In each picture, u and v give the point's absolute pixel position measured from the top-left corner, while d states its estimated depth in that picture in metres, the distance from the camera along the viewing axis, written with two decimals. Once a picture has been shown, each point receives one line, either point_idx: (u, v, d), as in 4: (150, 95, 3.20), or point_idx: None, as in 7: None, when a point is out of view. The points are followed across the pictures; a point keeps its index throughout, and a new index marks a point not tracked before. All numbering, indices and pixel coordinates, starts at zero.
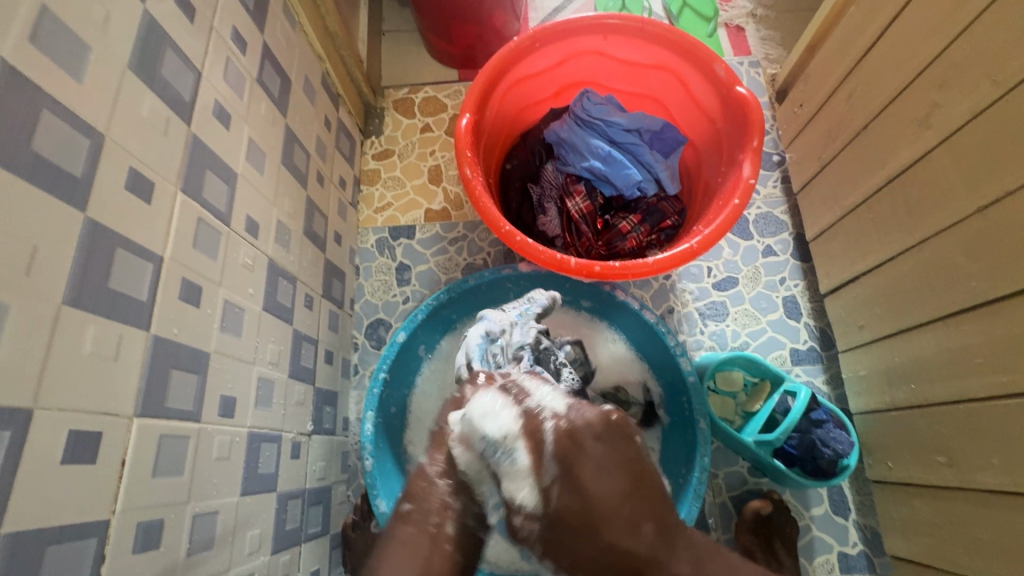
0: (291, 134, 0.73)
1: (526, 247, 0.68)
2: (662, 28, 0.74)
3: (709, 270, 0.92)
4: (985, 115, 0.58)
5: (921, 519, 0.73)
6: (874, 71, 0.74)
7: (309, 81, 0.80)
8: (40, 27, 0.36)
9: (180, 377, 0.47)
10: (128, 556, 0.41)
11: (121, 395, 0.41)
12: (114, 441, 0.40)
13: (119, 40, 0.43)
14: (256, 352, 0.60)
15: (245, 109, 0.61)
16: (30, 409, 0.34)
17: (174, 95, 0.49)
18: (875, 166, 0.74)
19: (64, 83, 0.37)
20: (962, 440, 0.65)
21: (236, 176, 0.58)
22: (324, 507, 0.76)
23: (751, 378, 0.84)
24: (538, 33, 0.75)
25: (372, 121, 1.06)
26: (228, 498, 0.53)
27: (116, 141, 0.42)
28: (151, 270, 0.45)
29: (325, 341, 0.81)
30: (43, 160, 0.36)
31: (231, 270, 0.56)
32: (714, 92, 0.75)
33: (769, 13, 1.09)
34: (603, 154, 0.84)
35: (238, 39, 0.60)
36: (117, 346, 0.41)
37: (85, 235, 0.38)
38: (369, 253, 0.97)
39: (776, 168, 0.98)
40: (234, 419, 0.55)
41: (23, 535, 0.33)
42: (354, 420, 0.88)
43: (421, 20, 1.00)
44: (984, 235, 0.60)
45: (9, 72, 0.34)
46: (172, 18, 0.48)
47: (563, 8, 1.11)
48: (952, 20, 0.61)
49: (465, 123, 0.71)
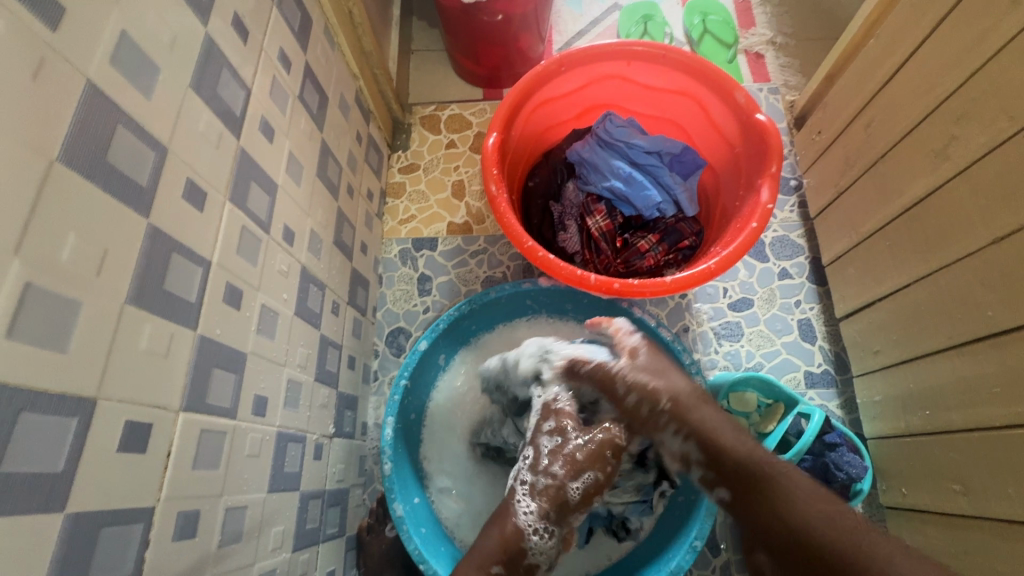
0: (325, 147, 0.77)
1: (548, 262, 0.71)
2: (685, 55, 0.77)
3: (724, 290, 0.94)
4: (1002, 149, 0.60)
5: (936, 548, 0.72)
6: (891, 102, 0.76)
7: (343, 98, 0.84)
8: (120, 49, 0.39)
9: (221, 375, 0.50)
10: (168, 543, 0.43)
11: (170, 389, 0.44)
12: (162, 433, 0.43)
13: (183, 61, 0.46)
14: (287, 354, 0.63)
15: (287, 124, 0.65)
16: (94, 399, 0.37)
17: (226, 110, 0.52)
18: (893, 194, 0.76)
19: (136, 101, 0.41)
20: (977, 469, 0.65)
21: (277, 187, 0.62)
22: (342, 509, 0.78)
23: (766, 400, 0.84)
24: (565, 58, 0.78)
25: (399, 136, 1.09)
26: (256, 494, 0.55)
27: (177, 154, 0.45)
28: (200, 274, 0.48)
29: (349, 347, 0.84)
30: (116, 170, 0.39)
31: (269, 276, 0.59)
32: (734, 117, 0.78)
33: (789, 41, 1.12)
34: (624, 175, 0.86)
35: (284, 60, 0.64)
36: (168, 344, 0.44)
37: (146, 240, 0.42)
38: (392, 263, 1.00)
39: (793, 192, 0.99)
40: (265, 418, 0.58)
41: (82, 517, 0.36)
42: (373, 425, 0.91)
43: (449, 42, 1.05)
44: (999, 266, 0.61)
45: (92, 90, 0.37)
46: (228, 40, 0.52)
47: (586, 32, 1.15)
48: (971, 57, 0.63)
49: (493, 141, 0.74)
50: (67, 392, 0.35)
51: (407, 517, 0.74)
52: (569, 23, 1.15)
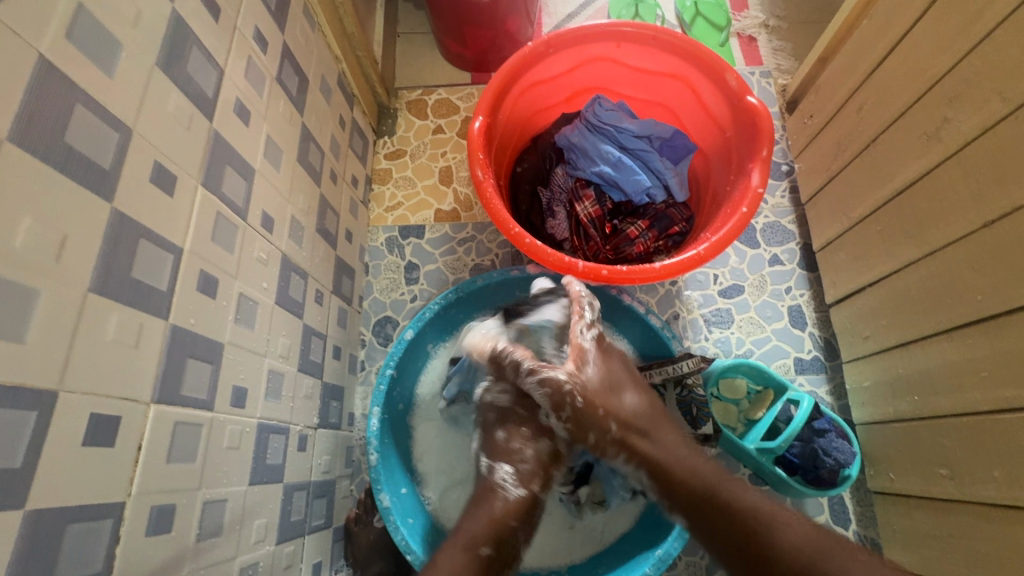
0: (306, 131, 0.74)
1: (535, 249, 0.69)
2: (676, 36, 0.75)
3: (715, 277, 0.93)
4: (995, 130, 0.59)
5: (923, 532, 0.73)
6: (884, 85, 0.74)
7: (325, 81, 0.81)
8: (76, 23, 0.37)
9: (196, 366, 0.49)
10: (142, 538, 0.42)
11: (140, 381, 0.42)
12: (131, 426, 0.41)
13: (149, 37, 0.44)
14: (268, 345, 0.62)
15: (264, 107, 0.62)
16: (55, 392, 0.35)
17: (197, 91, 0.50)
18: (885, 178, 0.75)
19: (97, 79, 0.39)
20: (964, 454, 0.66)
21: (254, 172, 0.60)
22: (328, 500, 0.77)
23: (754, 387, 0.84)
24: (553, 39, 0.76)
25: (385, 121, 1.07)
26: (236, 487, 0.54)
27: (143, 135, 0.43)
28: (172, 261, 0.46)
29: (334, 337, 0.83)
30: (74, 152, 0.37)
31: (247, 264, 0.58)
32: (724, 100, 0.76)
33: (782, 24, 1.10)
34: (613, 160, 0.85)
35: (260, 40, 0.61)
36: (138, 334, 0.42)
37: (111, 226, 0.40)
38: (379, 251, 0.98)
39: (784, 177, 0.98)
40: (245, 410, 0.56)
41: (45, 513, 0.34)
42: (360, 416, 0.89)
43: (436, 23, 1.02)
44: (990, 251, 0.61)
45: (46, 66, 0.35)
46: (196, 17, 0.50)
47: (576, 15, 1.12)
48: (966, 34, 0.62)
49: (479, 125, 0.72)
50: (24, 384, 0.33)
51: (393, 508, 0.74)
52: (559, 4, 1.13)
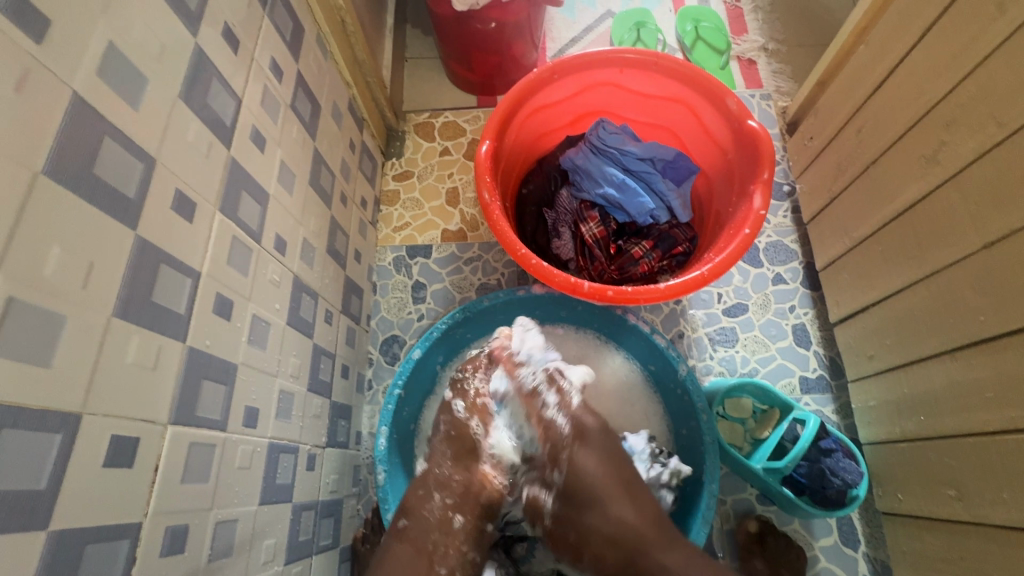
0: (318, 155, 0.77)
1: (542, 270, 0.70)
2: (676, 63, 0.78)
3: (719, 296, 0.94)
4: (992, 154, 0.60)
5: (934, 555, 0.72)
6: (882, 108, 0.76)
7: (336, 106, 0.84)
8: (106, 60, 0.39)
9: (211, 387, 0.50)
10: (156, 558, 0.43)
11: (158, 403, 0.43)
12: (149, 447, 0.42)
13: (172, 71, 0.46)
14: (279, 365, 0.63)
15: (278, 133, 0.64)
16: (79, 414, 0.36)
17: (215, 119, 0.52)
18: (884, 199, 0.76)
19: (124, 114, 0.41)
20: (972, 475, 0.65)
21: (268, 197, 0.62)
22: (335, 520, 0.77)
23: (761, 405, 0.85)
24: (557, 66, 0.78)
25: (393, 143, 1.09)
26: (247, 506, 0.55)
27: (165, 164, 0.45)
28: (190, 286, 0.47)
29: (343, 356, 0.84)
30: (103, 183, 0.39)
31: (260, 285, 0.59)
32: (726, 124, 0.78)
33: (780, 47, 1.13)
34: (617, 182, 0.86)
35: (275, 69, 0.64)
36: (156, 356, 0.43)
37: (135, 252, 0.41)
38: (386, 270, 1.00)
39: (786, 198, 1.00)
40: (256, 430, 0.57)
41: (66, 534, 0.35)
42: (367, 434, 0.90)
43: (443, 49, 1.05)
44: (990, 270, 0.62)
45: (79, 103, 0.37)
46: (216, 50, 0.52)
47: (578, 40, 1.15)
48: (961, 62, 0.63)
49: (486, 149, 0.74)
50: (50, 407, 0.34)
51: None
52: (562, 29, 1.16)
